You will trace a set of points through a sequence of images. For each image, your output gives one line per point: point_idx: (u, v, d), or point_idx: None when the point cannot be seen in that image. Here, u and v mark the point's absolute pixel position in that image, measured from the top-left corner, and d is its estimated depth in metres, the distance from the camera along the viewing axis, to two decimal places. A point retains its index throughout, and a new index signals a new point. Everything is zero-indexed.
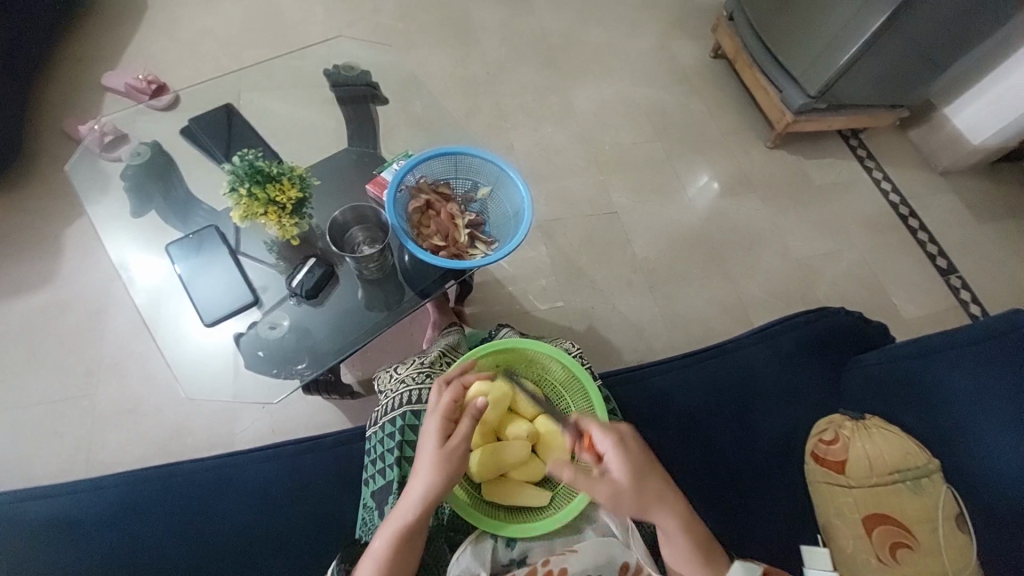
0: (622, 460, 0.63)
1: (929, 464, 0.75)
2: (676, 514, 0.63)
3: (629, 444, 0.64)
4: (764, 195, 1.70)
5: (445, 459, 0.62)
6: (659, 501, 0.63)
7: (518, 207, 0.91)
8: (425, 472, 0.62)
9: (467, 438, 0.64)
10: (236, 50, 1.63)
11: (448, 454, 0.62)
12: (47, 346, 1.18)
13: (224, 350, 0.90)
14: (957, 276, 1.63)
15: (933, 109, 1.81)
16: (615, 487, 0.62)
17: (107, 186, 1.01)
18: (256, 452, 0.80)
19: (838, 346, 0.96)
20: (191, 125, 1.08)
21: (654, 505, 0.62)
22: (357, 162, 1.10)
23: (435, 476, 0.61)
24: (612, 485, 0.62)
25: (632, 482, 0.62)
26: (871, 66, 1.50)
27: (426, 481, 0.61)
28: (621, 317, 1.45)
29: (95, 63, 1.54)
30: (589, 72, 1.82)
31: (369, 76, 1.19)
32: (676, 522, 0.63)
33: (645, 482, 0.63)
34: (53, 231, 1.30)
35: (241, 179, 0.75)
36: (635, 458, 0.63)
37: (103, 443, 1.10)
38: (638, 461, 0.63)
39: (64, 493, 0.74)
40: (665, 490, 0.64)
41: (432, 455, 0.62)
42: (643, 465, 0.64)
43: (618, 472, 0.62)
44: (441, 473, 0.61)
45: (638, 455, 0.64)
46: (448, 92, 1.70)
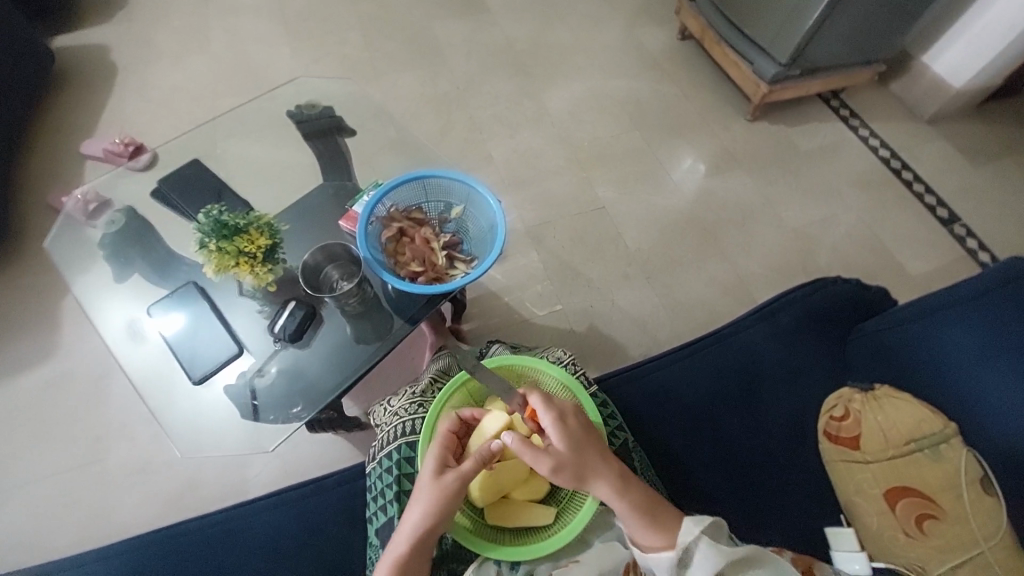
0: (564, 432, 0.64)
1: (946, 428, 0.73)
2: (617, 479, 0.63)
3: (568, 416, 0.65)
4: (750, 170, 1.68)
5: (441, 491, 0.61)
6: (601, 467, 0.63)
7: (492, 221, 0.90)
8: (421, 504, 0.61)
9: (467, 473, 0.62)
10: (208, 101, 1.65)
11: (444, 485, 0.61)
12: (57, 417, 1.19)
13: (219, 404, 0.90)
14: (959, 225, 1.59)
15: (911, 59, 1.78)
16: (558, 456, 0.62)
17: (92, 254, 1.03)
18: (258, 502, 0.80)
19: (838, 317, 0.94)
20: (161, 187, 1.08)
21: (597, 474, 0.63)
22: (334, 197, 1.11)
23: (431, 507, 0.61)
24: (555, 455, 0.62)
25: (572, 450, 0.63)
26: (838, 26, 1.48)
27: (421, 512, 0.61)
28: (621, 312, 1.44)
29: (74, 133, 1.57)
30: (558, 72, 1.82)
31: (333, 110, 1.20)
32: (619, 485, 0.63)
33: (584, 450, 0.63)
34: (51, 303, 1.32)
35: (210, 235, 0.76)
36: (574, 428, 0.64)
37: (120, 507, 1.11)
38: (577, 431, 0.64)
39: (75, 567, 0.74)
40: (604, 457, 0.64)
41: (428, 487, 0.62)
42: (583, 435, 0.64)
43: (559, 442, 0.63)
44: (436, 503, 0.61)
45: (579, 429, 0.65)
46: (420, 111, 1.70)
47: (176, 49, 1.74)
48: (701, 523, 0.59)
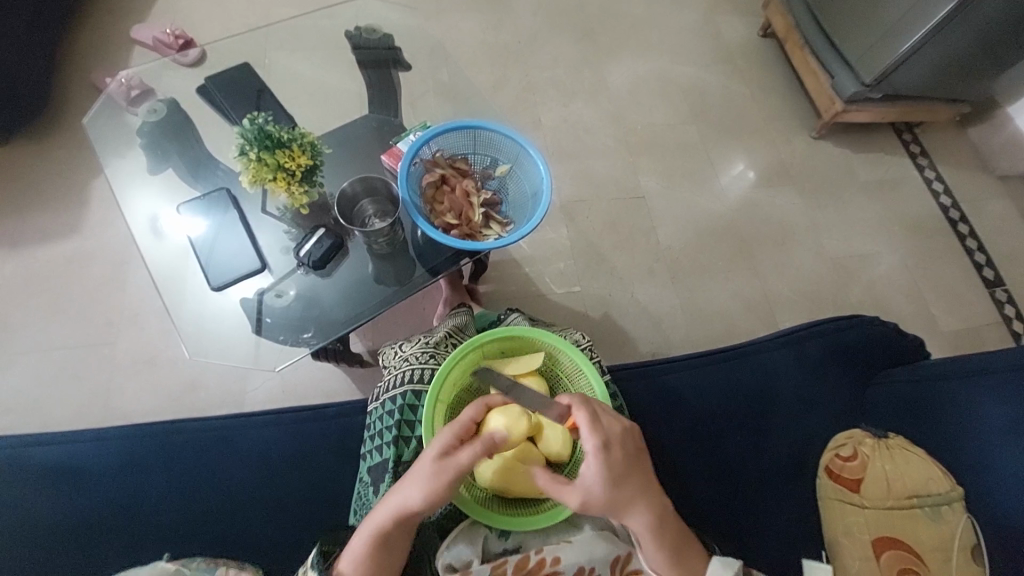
0: (599, 470, 0.59)
1: (953, 492, 0.71)
2: (647, 515, 0.61)
3: (614, 444, 0.60)
4: (802, 189, 1.60)
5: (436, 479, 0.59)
6: (634, 501, 0.60)
7: (537, 187, 0.87)
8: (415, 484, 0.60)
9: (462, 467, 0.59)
10: (264, 6, 1.59)
11: (442, 478, 0.59)
12: (72, 294, 1.21)
13: (232, 312, 0.91)
14: (1004, 290, 1.52)
15: (999, 106, 1.66)
16: (592, 488, 0.59)
17: (129, 140, 1.01)
18: (258, 417, 0.81)
19: (867, 358, 0.91)
20: (208, 84, 1.05)
21: (626, 507, 0.60)
22: (376, 130, 1.07)
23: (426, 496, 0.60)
24: (584, 487, 0.59)
25: (610, 485, 0.59)
26: (934, 55, 1.38)
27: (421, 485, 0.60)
28: (638, 307, 1.41)
29: (125, 14, 1.53)
30: (626, 46, 1.72)
31: (392, 39, 1.14)
32: (647, 519, 0.61)
33: (621, 485, 0.60)
34: (82, 181, 1.32)
35: (251, 143, 0.74)
36: (618, 461, 0.60)
37: (121, 393, 1.14)
38: (620, 464, 0.60)
39: (72, 441, 0.76)
40: (640, 491, 0.61)
41: (426, 470, 0.60)
42: (627, 467, 0.60)
43: (593, 476, 0.59)
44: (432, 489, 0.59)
45: (622, 462, 0.60)
46: (477, 60, 1.63)
47: None
48: (732, 569, 0.62)
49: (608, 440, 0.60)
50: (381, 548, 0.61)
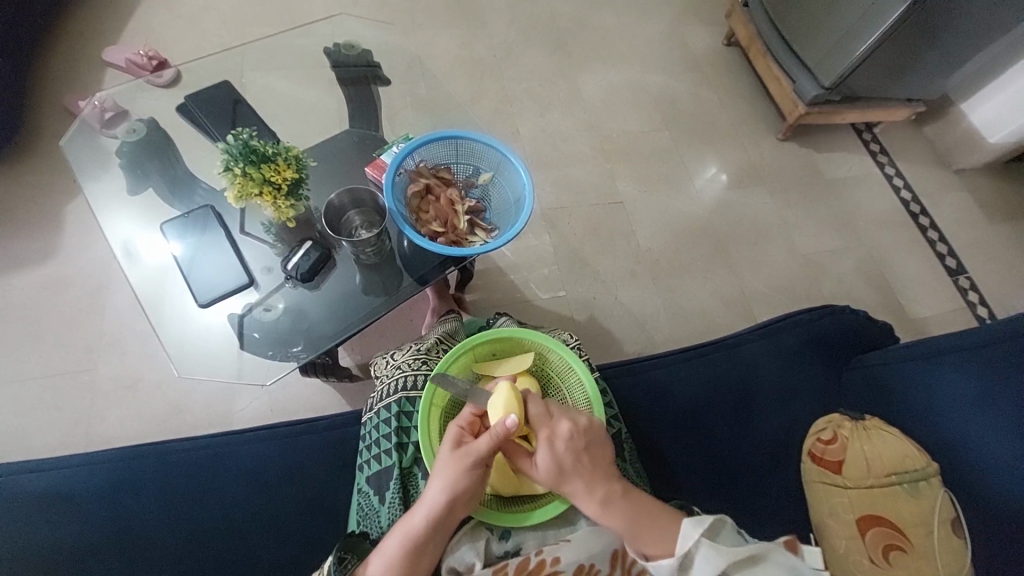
0: (544, 459, 0.63)
1: (929, 468, 0.74)
2: (593, 502, 0.63)
3: (555, 437, 0.64)
4: (772, 188, 1.67)
5: (457, 466, 0.61)
6: (579, 488, 0.63)
7: (520, 194, 0.90)
8: (436, 483, 0.62)
9: (481, 454, 0.62)
10: (239, 26, 1.60)
11: (461, 464, 0.62)
12: (46, 320, 1.18)
13: (219, 329, 0.90)
14: (966, 277, 1.60)
15: (950, 104, 1.75)
16: (537, 474, 0.65)
17: (107, 162, 1.00)
18: (250, 433, 0.81)
19: (842, 345, 0.95)
20: (189, 102, 1.05)
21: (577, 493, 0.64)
22: (358, 144, 1.08)
23: (453, 483, 0.61)
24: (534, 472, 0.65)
25: (552, 472, 0.64)
26: (886, 59, 1.46)
27: (446, 475, 0.61)
28: (623, 308, 1.44)
29: (97, 36, 1.52)
30: (599, 57, 1.78)
31: (370, 55, 1.16)
32: (595, 506, 0.63)
33: (565, 473, 0.63)
34: (56, 205, 1.29)
35: (236, 159, 0.75)
36: (561, 452, 0.63)
37: (103, 419, 1.11)
38: (562, 454, 0.63)
39: (58, 467, 0.75)
40: (587, 480, 0.63)
41: (446, 459, 0.62)
42: (571, 458, 0.64)
43: (540, 463, 0.64)
44: (456, 484, 0.61)
45: (568, 452, 0.63)
46: (454, 75, 1.66)
47: None
48: (700, 526, 0.59)
49: (550, 433, 0.64)
50: (412, 557, 0.60)
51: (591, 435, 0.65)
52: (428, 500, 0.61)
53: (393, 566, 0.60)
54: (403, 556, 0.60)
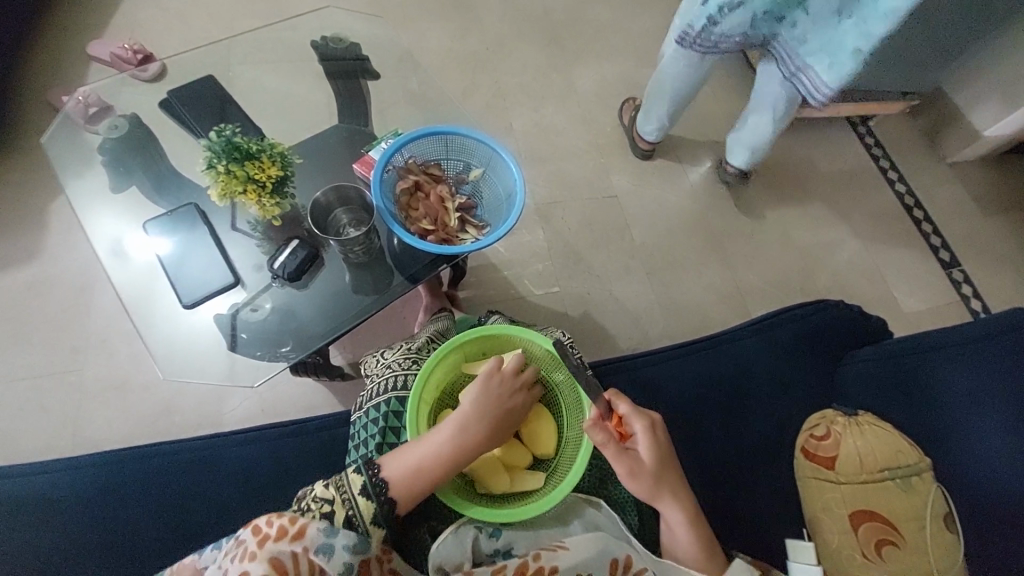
0: (650, 445, 0.65)
1: (920, 462, 0.74)
2: (686, 507, 0.64)
3: (658, 427, 0.67)
4: (767, 182, 1.66)
5: (489, 383, 0.69)
6: (675, 491, 0.65)
7: (511, 190, 0.88)
8: (474, 409, 0.66)
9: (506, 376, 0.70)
10: (226, 19, 1.57)
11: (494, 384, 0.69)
12: (31, 321, 1.16)
13: (207, 330, 0.89)
14: (960, 270, 1.60)
15: (947, 96, 1.74)
16: (640, 463, 0.65)
17: (90, 158, 0.98)
18: (238, 435, 0.79)
19: (835, 340, 0.95)
20: (171, 98, 1.03)
21: (667, 492, 0.65)
22: (347, 140, 1.06)
23: (482, 399, 0.67)
24: (634, 461, 0.64)
25: (656, 466, 0.65)
26: (883, 51, 1.45)
27: (478, 391, 0.68)
28: (617, 304, 1.43)
29: (80, 30, 1.48)
30: (592, 50, 1.76)
31: (360, 48, 1.14)
32: (683, 513, 0.64)
33: (666, 470, 0.65)
34: (40, 204, 1.27)
35: (219, 156, 0.73)
36: (662, 442, 0.66)
37: (91, 421, 1.10)
38: (669, 450, 0.66)
39: (41, 472, 0.74)
40: (681, 483, 0.66)
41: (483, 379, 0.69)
42: (668, 454, 0.66)
43: (645, 451, 0.65)
44: (497, 415, 0.67)
45: (665, 444, 0.66)
46: (445, 68, 1.64)
47: None
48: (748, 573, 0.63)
49: (652, 422, 0.67)
50: (425, 465, 0.64)
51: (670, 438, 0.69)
52: (472, 426, 0.66)
53: (408, 470, 0.63)
54: (426, 472, 0.64)
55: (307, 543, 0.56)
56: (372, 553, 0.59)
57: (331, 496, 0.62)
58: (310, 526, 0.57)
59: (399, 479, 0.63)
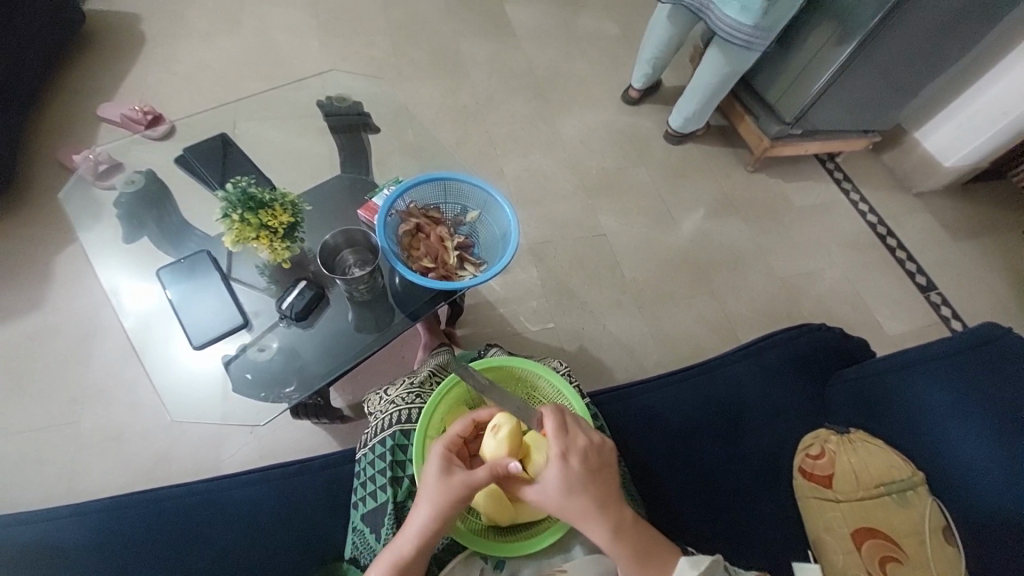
0: (559, 474, 0.61)
1: (914, 476, 0.76)
2: (610, 527, 0.60)
3: (570, 454, 0.62)
4: (746, 216, 1.76)
5: (444, 492, 0.60)
6: (588, 515, 0.60)
7: (506, 229, 0.94)
8: (422, 517, 0.60)
9: (471, 483, 0.61)
10: (233, 82, 1.68)
11: (451, 493, 0.60)
12: (30, 373, 1.16)
13: (211, 373, 0.90)
14: (937, 293, 1.68)
15: (905, 133, 1.89)
16: (548, 493, 0.61)
17: (101, 210, 1.03)
18: (241, 476, 0.80)
19: (821, 361, 0.99)
20: (187, 155, 1.09)
21: (587, 517, 0.61)
22: (350, 188, 1.13)
23: (435, 506, 0.60)
24: (543, 489, 0.62)
25: (562, 493, 0.61)
26: (840, 95, 1.60)
27: (430, 497, 0.61)
28: (612, 337, 1.47)
29: (94, 95, 1.58)
30: (575, 102, 1.89)
31: (361, 106, 1.23)
32: (607, 534, 0.60)
33: (575, 496, 0.61)
34: (46, 257, 1.30)
35: (234, 206, 0.78)
36: (574, 468, 0.61)
37: (86, 473, 1.08)
38: (578, 474, 0.61)
39: (41, 521, 0.73)
40: (598, 506, 0.61)
41: (433, 486, 0.61)
42: (584, 479, 0.61)
43: (553, 478, 0.61)
44: (444, 519, 0.60)
45: (580, 470, 0.61)
46: (439, 121, 1.75)
47: (207, 28, 1.78)
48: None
49: (565, 449, 0.62)
50: None
51: (597, 455, 0.64)
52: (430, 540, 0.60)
53: None
54: None
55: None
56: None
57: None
58: None
59: None
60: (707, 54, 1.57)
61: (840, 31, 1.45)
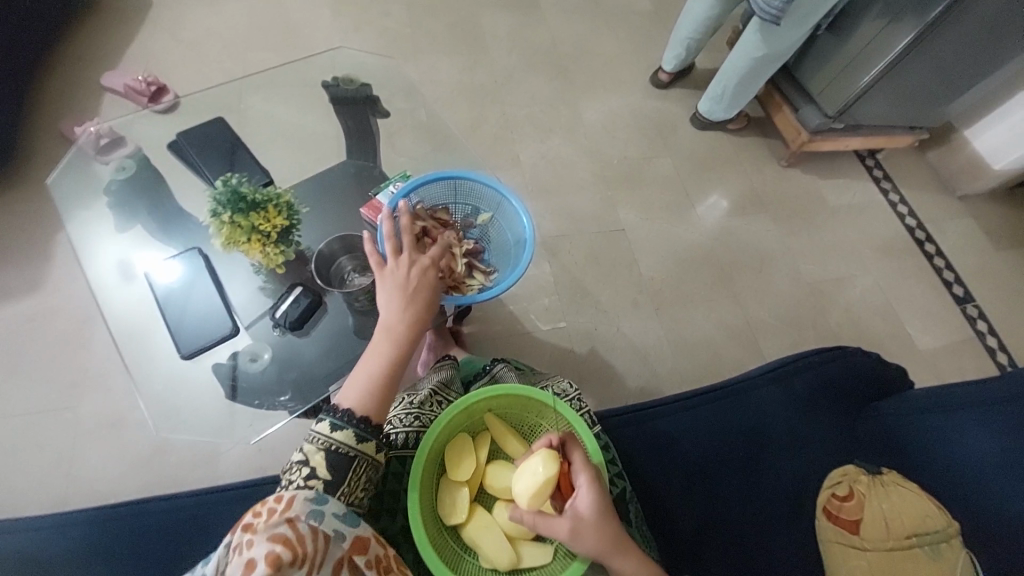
0: (593, 498, 0.60)
1: (948, 528, 0.71)
2: (638, 560, 0.59)
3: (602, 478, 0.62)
4: (775, 216, 1.65)
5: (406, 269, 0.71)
6: (620, 549, 0.58)
7: (519, 235, 0.87)
8: (391, 296, 0.69)
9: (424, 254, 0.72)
10: (240, 52, 1.60)
11: (414, 267, 0.71)
12: (30, 354, 1.15)
13: (205, 379, 0.87)
14: (975, 307, 1.57)
15: (954, 132, 1.74)
16: (581, 522, 0.58)
17: (96, 195, 0.98)
18: (230, 491, 0.76)
19: (855, 390, 0.91)
20: (180, 140, 1.02)
21: (619, 550, 0.58)
22: (355, 177, 1.06)
23: (403, 282, 0.70)
24: (574, 519, 0.59)
25: (595, 521, 0.59)
26: (890, 88, 1.46)
27: (393, 283, 0.70)
28: (624, 340, 1.40)
29: (97, 63, 1.51)
30: (601, 84, 1.77)
31: (370, 90, 1.14)
32: (636, 569, 0.58)
33: (607, 524, 0.59)
34: (47, 233, 1.27)
35: (224, 206, 0.72)
36: (606, 492, 0.61)
37: (84, 459, 1.07)
38: (609, 500, 0.61)
39: (28, 530, 0.71)
40: (626, 539, 0.59)
41: (393, 270, 0.71)
42: (612, 506, 0.61)
43: (587, 505, 0.59)
44: (412, 288, 0.70)
45: (609, 496, 0.61)
46: (454, 101, 1.65)
47: None
48: None
49: (597, 475, 0.62)
50: (388, 361, 0.67)
51: None
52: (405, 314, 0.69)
53: (370, 380, 0.65)
54: (381, 367, 0.66)
55: (296, 511, 0.52)
56: (347, 544, 0.52)
57: (305, 457, 0.61)
58: (297, 496, 0.54)
59: (367, 391, 0.64)
60: (746, 30, 1.43)
61: (896, 20, 1.32)
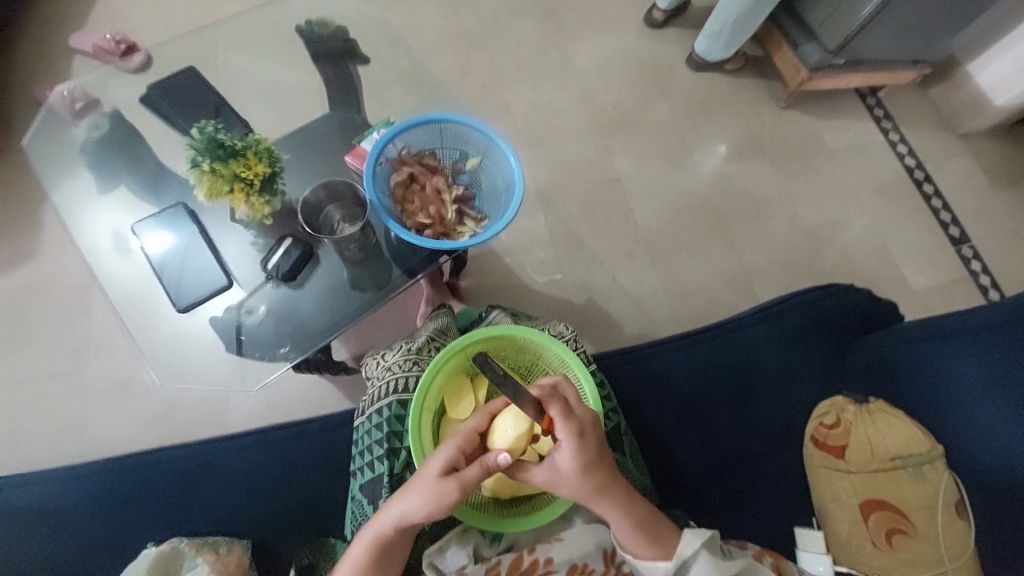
0: (573, 456, 0.60)
1: (932, 450, 0.74)
2: (620, 501, 0.62)
3: (586, 432, 0.61)
4: (773, 160, 1.61)
5: (442, 489, 0.59)
6: (599, 492, 0.62)
7: (509, 180, 0.85)
8: (412, 504, 0.60)
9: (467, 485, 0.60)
10: (210, 2, 1.51)
11: (447, 491, 0.59)
12: (30, 324, 1.15)
13: (204, 334, 0.88)
14: (970, 246, 1.57)
15: (960, 64, 1.68)
16: (559, 472, 0.61)
17: (73, 159, 0.95)
18: (241, 439, 0.79)
19: (845, 325, 0.93)
20: (151, 94, 0.98)
21: (601, 494, 0.62)
22: (339, 129, 1.02)
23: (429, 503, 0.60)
24: (555, 469, 0.61)
25: (576, 473, 0.61)
26: (893, 19, 1.39)
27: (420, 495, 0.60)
28: (620, 290, 1.41)
29: (60, 20, 1.43)
30: (592, 26, 1.69)
31: (346, 32, 1.08)
32: (620, 507, 0.62)
33: (590, 473, 0.61)
34: (31, 202, 1.24)
35: (203, 154, 0.71)
36: (589, 447, 0.61)
37: (96, 423, 1.10)
38: (592, 452, 0.61)
39: (49, 482, 0.74)
40: (609, 482, 0.62)
41: (432, 481, 0.60)
42: (595, 457, 0.61)
43: (566, 460, 0.60)
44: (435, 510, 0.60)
45: (594, 448, 0.61)
46: (439, 49, 1.58)
47: None
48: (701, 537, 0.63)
49: (580, 430, 0.61)
50: (377, 560, 0.62)
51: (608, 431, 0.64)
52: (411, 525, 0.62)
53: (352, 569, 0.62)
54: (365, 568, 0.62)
55: None
56: None
57: None
58: None
59: None
60: None
61: None
